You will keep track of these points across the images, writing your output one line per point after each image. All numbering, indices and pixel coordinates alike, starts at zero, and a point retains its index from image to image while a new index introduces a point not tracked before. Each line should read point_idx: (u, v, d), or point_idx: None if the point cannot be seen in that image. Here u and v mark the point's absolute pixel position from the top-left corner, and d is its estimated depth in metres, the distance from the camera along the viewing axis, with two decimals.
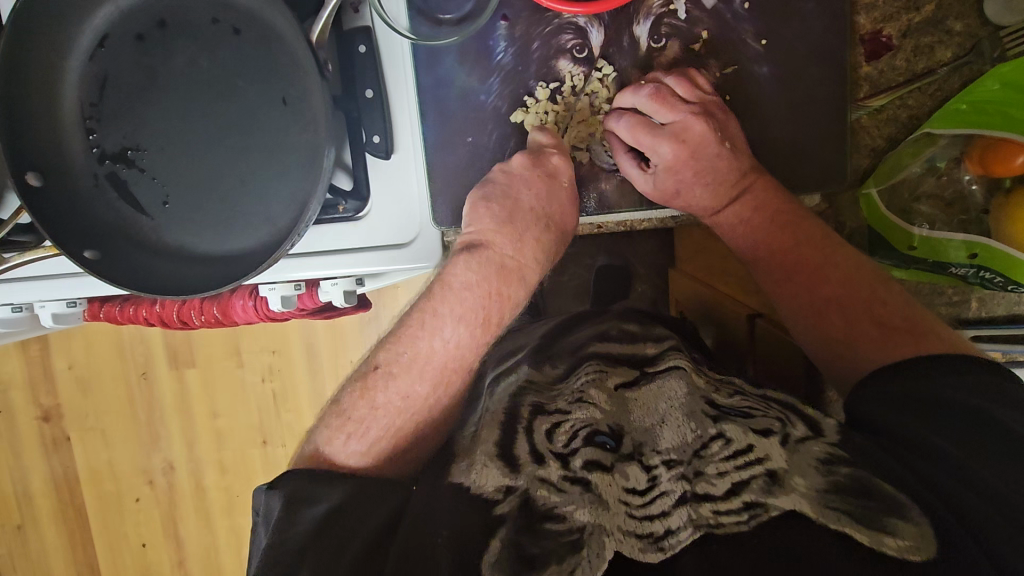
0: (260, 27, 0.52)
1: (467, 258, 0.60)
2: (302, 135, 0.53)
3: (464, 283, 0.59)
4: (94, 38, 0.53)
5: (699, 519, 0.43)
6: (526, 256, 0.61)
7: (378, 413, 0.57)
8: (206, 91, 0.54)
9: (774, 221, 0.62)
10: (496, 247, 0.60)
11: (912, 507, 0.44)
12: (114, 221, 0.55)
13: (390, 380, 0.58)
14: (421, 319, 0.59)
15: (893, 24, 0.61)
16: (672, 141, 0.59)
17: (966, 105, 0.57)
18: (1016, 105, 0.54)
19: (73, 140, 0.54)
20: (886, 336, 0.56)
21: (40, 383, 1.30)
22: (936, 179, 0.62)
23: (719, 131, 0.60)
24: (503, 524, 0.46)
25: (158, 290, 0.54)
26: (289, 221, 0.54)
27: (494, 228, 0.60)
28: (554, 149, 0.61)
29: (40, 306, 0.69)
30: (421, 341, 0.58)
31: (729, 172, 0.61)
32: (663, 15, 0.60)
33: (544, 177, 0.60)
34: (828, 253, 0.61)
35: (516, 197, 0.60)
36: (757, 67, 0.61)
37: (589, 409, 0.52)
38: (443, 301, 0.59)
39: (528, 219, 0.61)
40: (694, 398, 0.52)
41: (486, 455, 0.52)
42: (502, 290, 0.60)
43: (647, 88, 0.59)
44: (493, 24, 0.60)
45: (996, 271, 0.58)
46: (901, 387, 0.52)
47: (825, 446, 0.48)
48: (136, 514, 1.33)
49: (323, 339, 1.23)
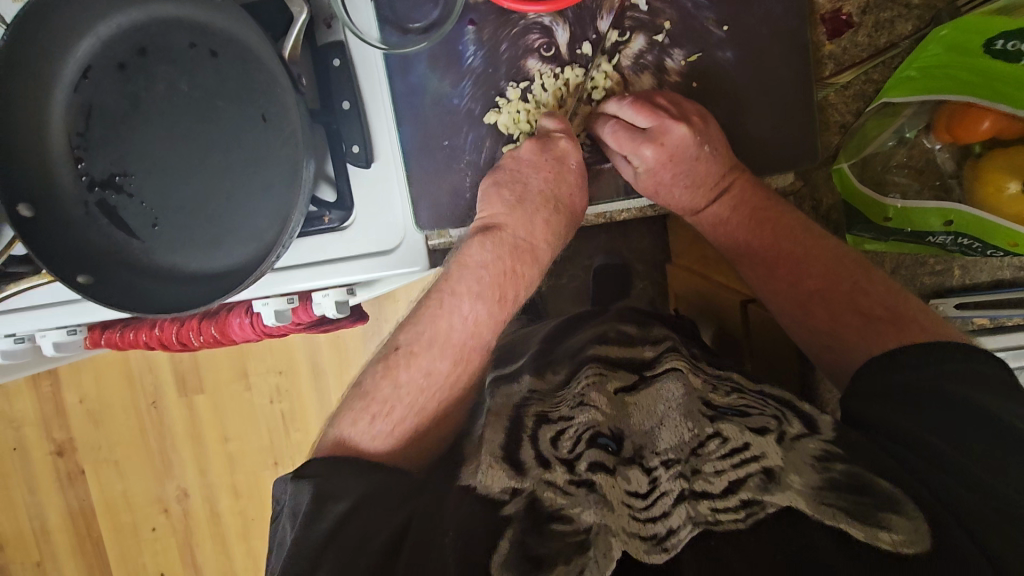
0: (236, 47, 0.54)
1: (482, 241, 0.62)
2: (283, 149, 0.55)
3: (480, 261, 0.62)
4: (77, 70, 0.54)
5: (698, 517, 0.43)
6: (538, 236, 0.64)
7: (401, 391, 0.60)
8: (189, 116, 0.55)
9: (751, 218, 0.64)
10: (509, 228, 0.63)
11: (906, 502, 0.44)
12: (106, 246, 0.56)
13: (412, 359, 0.61)
14: (440, 300, 0.62)
15: (852, 2, 0.61)
16: (651, 146, 0.59)
17: (915, 71, 0.58)
18: (961, 66, 0.56)
19: (62, 170, 0.55)
20: (869, 326, 0.57)
21: (52, 417, 1.31)
22: (907, 150, 0.62)
23: (699, 135, 0.60)
24: (510, 523, 0.46)
25: (150, 309, 0.55)
26: (275, 235, 0.55)
27: (507, 211, 0.62)
28: (563, 133, 0.62)
29: (42, 334, 0.70)
30: (441, 320, 0.62)
31: (709, 173, 0.63)
32: (625, 9, 0.60)
33: (553, 161, 0.61)
34: (810, 247, 0.62)
35: (524, 182, 0.62)
36: (721, 53, 0.62)
37: (591, 412, 0.52)
38: (460, 280, 0.62)
39: (538, 204, 0.63)
40: (692, 398, 0.52)
41: (491, 456, 0.52)
42: (516, 269, 0.63)
43: (630, 97, 0.61)
44: (460, 30, 0.61)
45: (971, 236, 0.58)
46: (904, 381, 0.52)
47: (820, 444, 0.48)
48: (153, 542, 1.34)
49: (326, 355, 1.24)
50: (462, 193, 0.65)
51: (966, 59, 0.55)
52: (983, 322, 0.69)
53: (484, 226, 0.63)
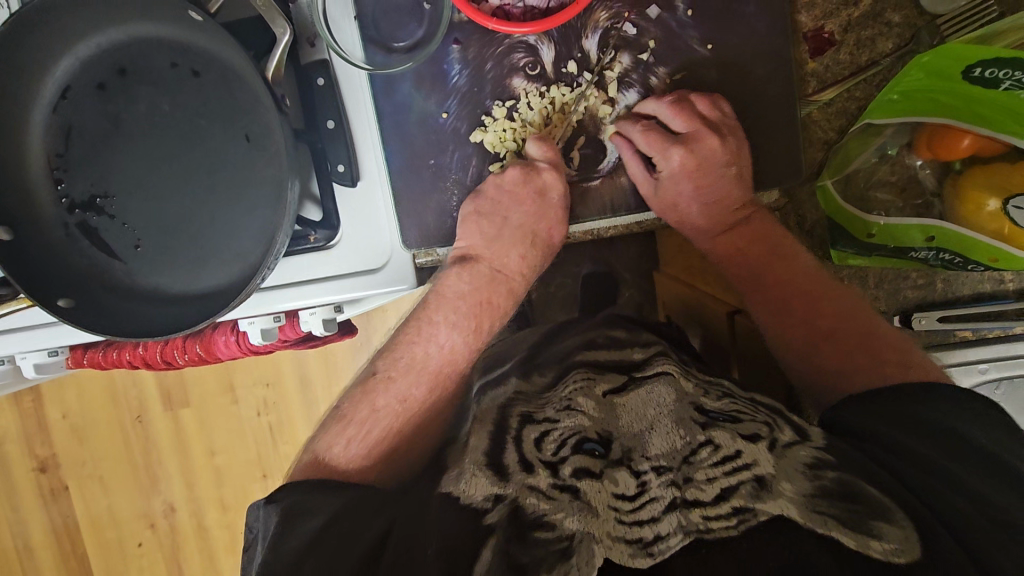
0: (219, 67, 0.53)
1: (459, 271, 0.64)
2: (267, 168, 0.54)
3: (456, 292, 0.64)
4: (56, 90, 0.54)
5: (689, 525, 0.42)
6: (512, 268, 0.66)
7: (378, 414, 0.60)
8: (173, 137, 0.55)
9: (769, 248, 0.64)
10: (485, 260, 0.65)
11: (896, 510, 0.44)
12: (87, 268, 0.55)
13: (390, 383, 0.61)
14: (418, 327, 0.64)
15: (834, 21, 0.63)
16: (681, 149, 0.61)
17: (898, 95, 0.59)
18: (942, 91, 0.56)
19: (41, 192, 0.54)
20: (881, 364, 0.57)
21: (34, 434, 1.29)
22: (889, 167, 0.63)
23: (729, 153, 0.62)
24: (491, 534, 0.46)
25: (135, 334, 0.54)
26: (260, 256, 0.55)
27: (483, 244, 0.64)
28: (546, 163, 0.62)
29: (23, 356, 0.69)
30: (417, 345, 0.63)
31: (730, 196, 0.64)
32: (610, 28, 0.60)
33: (532, 195, 0.62)
34: (826, 288, 0.63)
35: (505, 214, 0.63)
36: (706, 71, 0.63)
37: (578, 417, 0.53)
38: (438, 308, 0.63)
39: (515, 237, 0.65)
40: (682, 404, 0.52)
41: (475, 464, 0.52)
42: (491, 300, 0.65)
43: (669, 97, 0.61)
44: (446, 49, 0.61)
45: (952, 251, 0.59)
46: (898, 408, 0.53)
47: (810, 451, 0.49)
48: (140, 559, 1.32)
49: (315, 367, 1.23)
50: (449, 211, 0.65)
51: (947, 84, 0.55)
52: (965, 334, 0.70)
53: (462, 256, 0.64)
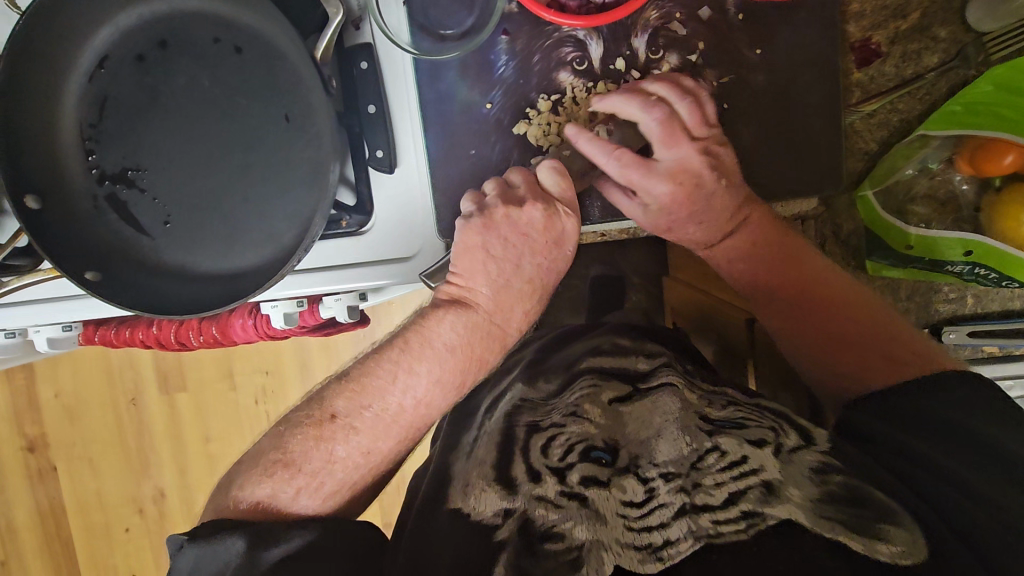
0: (262, 45, 0.53)
1: (454, 320, 0.57)
2: (306, 150, 0.54)
3: (447, 343, 0.56)
4: (94, 59, 0.53)
5: (698, 531, 0.42)
6: (512, 324, 0.59)
7: (335, 466, 0.55)
8: (209, 112, 0.54)
9: (773, 252, 0.62)
10: (484, 309, 0.57)
11: (905, 516, 0.44)
12: (113, 242, 0.54)
13: (352, 434, 0.56)
14: (393, 373, 0.56)
15: (881, 32, 0.63)
16: (666, 180, 0.58)
17: (960, 107, 0.59)
18: (1007, 106, 0.57)
19: (72, 162, 0.53)
20: (893, 365, 0.56)
21: (25, 413, 1.26)
22: (929, 179, 0.65)
23: (717, 169, 0.59)
24: (503, 549, 0.45)
25: (161, 312, 0.53)
26: (294, 238, 0.54)
27: (487, 293, 0.57)
28: (567, 209, 0.58)
29: (34, 330, 0.67)
30: (390, 395, 0.56)
31: (724, 208, 0.60)
32: (660, 27, 0.61)
33: (550, 243, 0.58)
34: (839, 291, 0.61)
35: (517, 262, 0.58)
36: (753, 75, 0.62)
37: (584, 423, 0.51)
38: (421, 358, 0.56)
39: (522, 291, 0.58)
40: (687, 412, 0.51)
41: (485, 481, 0.51)
42: (482, 356, 0.58)
43: (656, 112, 0.58)
44: (494, 39, 0.60)
45: (990, 267, 0.60)
46: (909, 406, 0.53)
47: (818, 456, 0.48)
48: (126, 544, 1.29)
49: (316, 356, 1.22)
50: None
51: (1013, 98, 0.57)
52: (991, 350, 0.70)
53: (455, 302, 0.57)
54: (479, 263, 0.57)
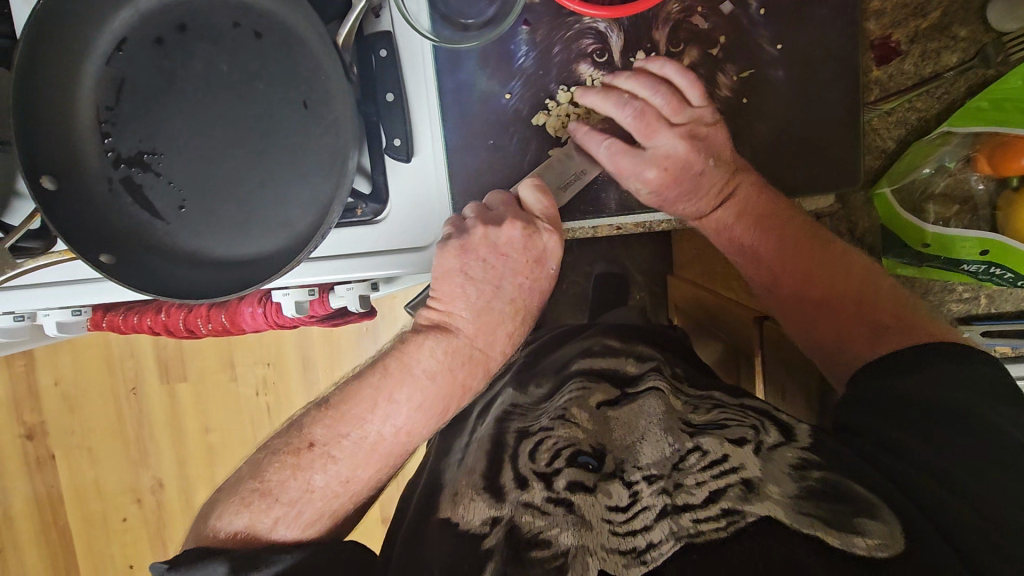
0: (283, 31, 0.53)
1: (433, 346, 0.57)
2: (324, 137, 0.54)
3: (426, 370, 0.57)
4: (112, 41, 0.52)
5: (680, 531, 0.41)
6: (495, 347, 0.60)
7: (313, 496, 0.54)
8: (226, 97, 0.53)
9: (760, 224, 0.61)
10: (466, 334, 0.58)
11: (882, 506, 0.44)
12: (126, 226, 0.54)
13: (330, 463, 0.55)
14: (371, 403, 0.56)
15: (901, 30, 0.63)
16: (654, 166, 0.59)
17: (987, 103, 0.60)
18: None
19: (88, 144, 0.53)
20: (880, 331, 0.56)
21: (24, 400, 1.26)
22: (946, 178, 0.64)
23: (702, 150, 0.60)
24: (491, 557, 0.43)
25: (174, 295, 0.53)
26: (309, 224, 0.54)
27: (465, 314, 0.58)
28: (547, 224, 0.59)
29: (44, 314, 0.67)
30: (370, 425, 0.56)
31: (712, 182, 0.61)
32: (682, 21, 0.61)
33: (531, 262, 0.59)
34: (830, 259, 0.60)
35: (496, 283, 0.59)
36: (773, 70, 0.62)
37: (570, 428, 0.52)
38: (401, 386, 0.56)
39: (502, 313, 0.59)
40: (670, 417, 0.52)
41: (473, 489, 0.50)
42: (465, 382, 0.58)
43: (632, 106, 0.60)
44: (515, 29, 0.60)
45: (1006, 267, 0.60)
46: (901, 394, 0.51)
47: (796, 452, 0.49)
48: (124, 534, 1.29)
49: (318, 348, 1.22)
50: None
51: None
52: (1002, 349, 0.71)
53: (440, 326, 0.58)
54: (458, 287, 0.58)
